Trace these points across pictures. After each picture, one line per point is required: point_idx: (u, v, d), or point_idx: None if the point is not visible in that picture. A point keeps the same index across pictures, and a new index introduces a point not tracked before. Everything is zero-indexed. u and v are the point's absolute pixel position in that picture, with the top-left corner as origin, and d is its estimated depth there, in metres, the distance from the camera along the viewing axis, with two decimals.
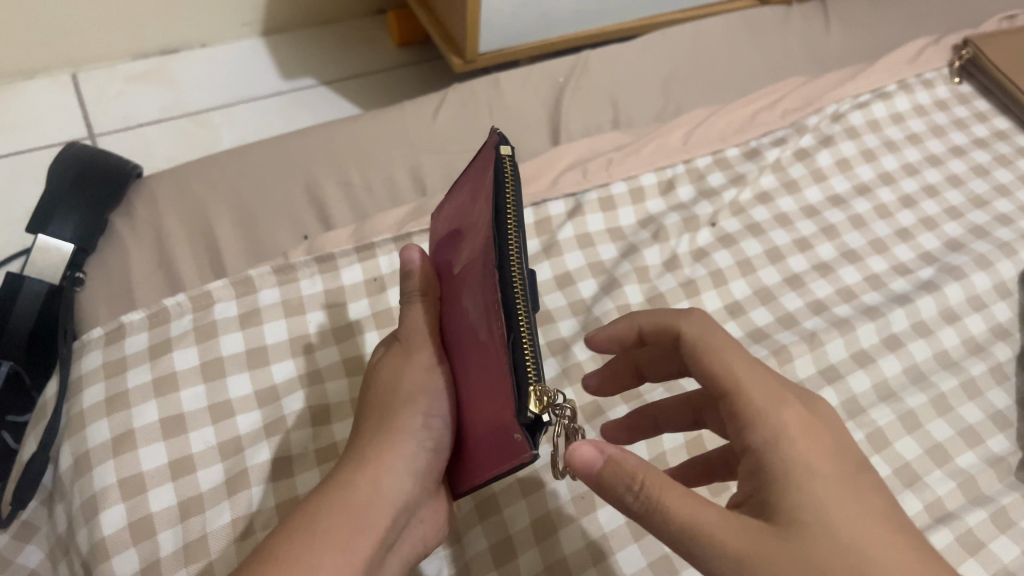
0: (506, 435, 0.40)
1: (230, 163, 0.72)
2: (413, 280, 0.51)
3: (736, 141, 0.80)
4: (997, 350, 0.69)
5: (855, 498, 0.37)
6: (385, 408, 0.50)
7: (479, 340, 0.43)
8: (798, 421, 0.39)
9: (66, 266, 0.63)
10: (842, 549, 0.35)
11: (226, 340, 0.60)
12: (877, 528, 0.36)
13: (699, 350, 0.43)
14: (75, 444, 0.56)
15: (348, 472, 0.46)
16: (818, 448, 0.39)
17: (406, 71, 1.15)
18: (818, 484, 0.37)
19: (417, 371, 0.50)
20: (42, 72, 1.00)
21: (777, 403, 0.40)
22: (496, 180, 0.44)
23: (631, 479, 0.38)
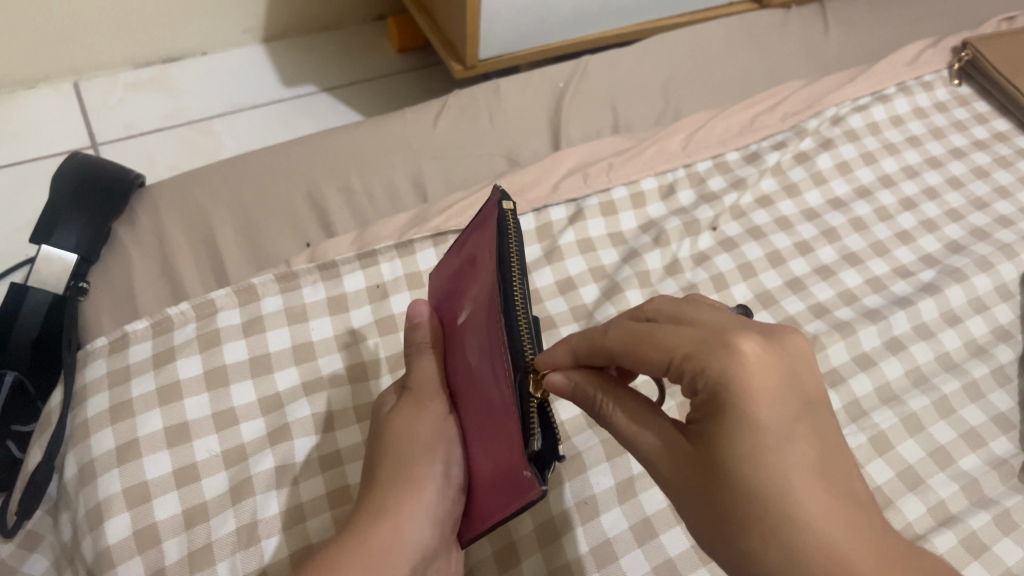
0: (515, 477, 0.43)
1: (232, 170, 0.72)
2: (421, 332, 0.53)
3: (736, 145, 0.80)
4: (999, 352, 0.69)
5: (783, 439, 0.35)
6: (402, 456, 0.50)
7: (488, 389, 0.46)
8: (739, 364, 0.36)
9: (70, 276, 0.63)
10: (752, 489, 0.34)
11: (230, 348, 0.60)
12: (797, 472, 0.34)
13: (638, 330, 0.40)
14: (80, 452, 0.56)
15: (367, 518, 0.46)
16: (758, 385, 0.35)
17: (406, 76, 1.16)
18: (741, 431, 0.35)
19: (431, 421, 0.51)
20: (43, 80, 1.01)
21: (724, 347, 0.36)
22: (498, 232, 0.45)
23: (594, 403, 0.43)
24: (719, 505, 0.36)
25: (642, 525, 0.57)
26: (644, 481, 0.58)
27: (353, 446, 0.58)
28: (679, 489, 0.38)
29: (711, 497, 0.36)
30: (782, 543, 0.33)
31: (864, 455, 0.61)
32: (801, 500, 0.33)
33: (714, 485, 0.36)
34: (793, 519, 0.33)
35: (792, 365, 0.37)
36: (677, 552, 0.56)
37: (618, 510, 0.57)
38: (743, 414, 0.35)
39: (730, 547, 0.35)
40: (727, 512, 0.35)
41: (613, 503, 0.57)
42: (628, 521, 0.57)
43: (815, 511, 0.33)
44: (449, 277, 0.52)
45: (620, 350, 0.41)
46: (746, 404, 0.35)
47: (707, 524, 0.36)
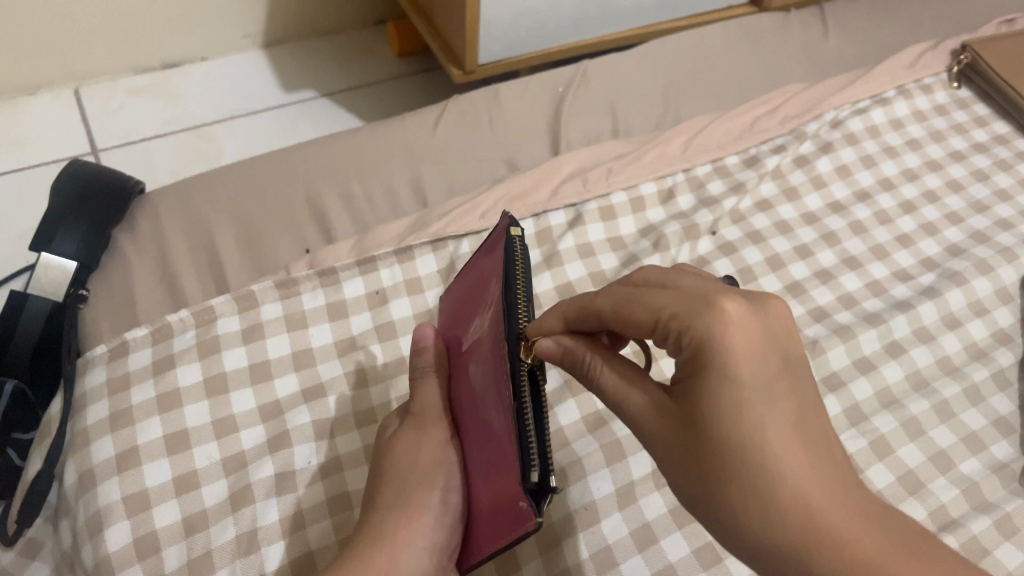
0: (509, 503, 0.43)
1: (231, 176, 0.72)
2: (426, 356, 0.53)
3: (736, 149, 0.80)
4: (999, 355, 0.69)
5: (763, 398, 0.35)
6: (402, 481, 0.50)
7: (489, 414, 0.46)
8: (722, 324, 0.36)
9: (70, 283, 0.63)
10: (730, 442, 0.35)
11: (230, 355, 0.60)
12: (774, 426, 0.35)
13: (627, 294, 0.41)
14: (80, 460, 0.56)
15: (365, 543, 0.47)
16: (739, 345, 0.36)
17: (406, 81, 1.16)
18: (722, 390, 0.35)
19: (431, 446, 0.51)
20: (44, 87, 1.01)
21: (706, 308, 0.37)
22: (506, 258, 0.47)
23: (583, 366, 0.43)
24: (699, 462, 0.36)
25: (642, 530, 0.56)
26: (644, 486, 0.58)
27: (353, 453, 0.58)
28: (662, 447, 0.38)
29: (691, 452, 0.37)
30: (758, 498, 0.34)
31: (864, 460, 0.61)
32: (779, 457, 0.34)
33: (694, 439, 0.36)
34: (769, 471, 0.34)
35: (774, 327, 0.38)
36: (677, 558, 0.55)
37: (618, 516, 0.57)
38: (724, 371, 0.36)
39: (706, 499, 0.36)
40: (705, 470, 0.36)
41: (612, 509, 0.57)
42: (628, 527, 0.56)
43: (791, 464, 0.34)
44: (456, 304, 0.54)
45: (609, 312, 0.42)
46: (727, 364, 0.36)
47: (685, 477, 0.37)
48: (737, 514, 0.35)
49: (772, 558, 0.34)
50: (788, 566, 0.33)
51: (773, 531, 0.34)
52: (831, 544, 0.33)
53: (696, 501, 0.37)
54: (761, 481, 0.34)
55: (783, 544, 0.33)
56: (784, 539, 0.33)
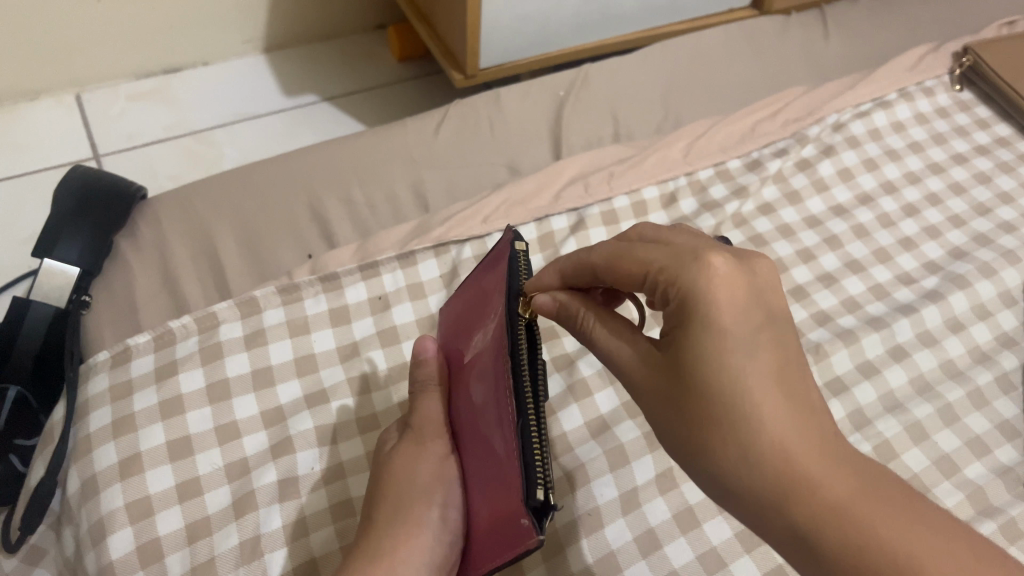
0: (509, 520, 0.42)
1: (233, 182, 0.72)
2: (427, 368, 0.53)
3: (737, 153, 0.80)
4: (1003, 358, 0.69)
5: (745, 347, 0.37)
6: (402, 496, 0.50)
7: (489, 429, 0.46)
8: (708, 277, 0.39)
9: (72, 289, 0.63)
10: (715, 389, 0.37)
11: (232, 361, 0.60)
12: (757, 375, 0.37)
13: (620, 248, 0.44)
14: (82, 467, 0.56)
15: (364, 557, 0.47)
16: (723, 299, 0.38)
17: (407, 85, 1.16)
18: (706, 339, 0.38)
19: (431, 462, 0.51)
20: (45, 92, 1.01)
21: (694, 264, 0.40)
22: (509, 273, 0.48)
23: (576, 319, 0.46)
24: (683, 409, 0.38)
25: (646, 536, 0.56)
26: (648, 491, 0.58)
27: (356, 459, 0.58)
28: (649, 394, 0.40)
29: (675, 399, 0.39)
30: (736, 440, 0.36)
31: None
32: (757, 403, 0.36)
33: (680, 386, 0.38)
34: (751, 415, 0.36)
35: (758, 284, 0.40)
36: (681, 564, 0.55)
37: (622, 521, 0.57)
38: (709, 321, 0.38)
39: (690, 444, 0.38)
40: (688, 416, 0.38)
41: (616, 514, 0.57)
42: (631, 532, 0.56)
43: (771, 408, 0.36)
44: (458, 315, 0.54)
45: (603, 265, 0.44)
46: (712, 316, 0.38)
47: (671, 424, 0.39)
48: (720, 457, 0.37)
49: (751, 499, 0.36)
50: (766, 505, 0.35)
51: (753, 472, 0.36)
52: (808, 485, 0.35)
53: (680, 447, 0.39)
54: (743, 425, 0.36)
55: (762, 484, 0.35)
56: (762, 482, 0.35)
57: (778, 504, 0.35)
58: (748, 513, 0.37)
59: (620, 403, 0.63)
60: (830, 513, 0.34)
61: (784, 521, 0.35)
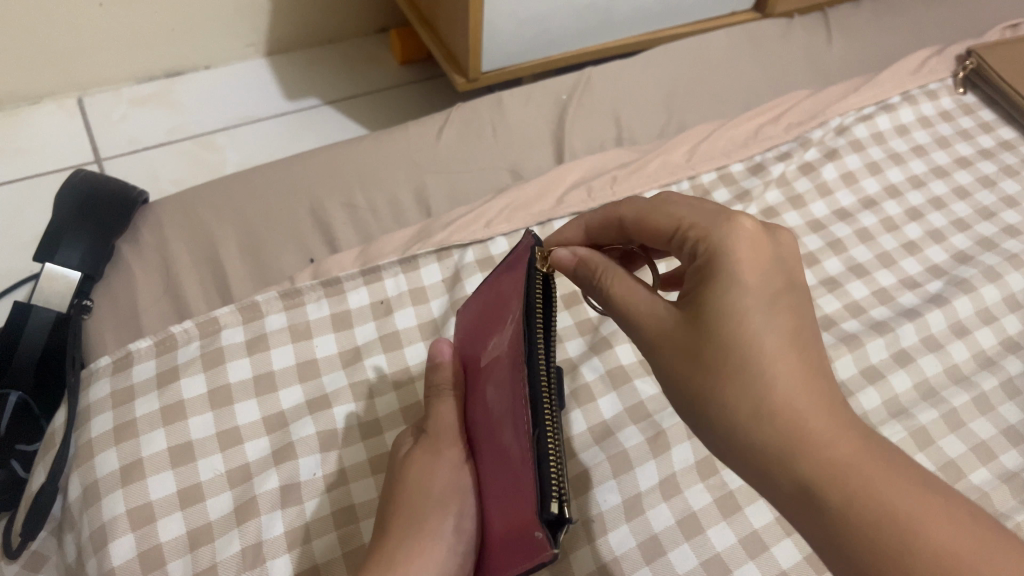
0: (525, 531, 0.42)
1: (235, 186, 0.72)
2: (442, 373, 0.54)
3: (741, 157, 0.79)
4: (1009, 363, 0.69)
5: (765, 305, 0.38)
6: (417, 504, 0.50)
7: (505, 435, 0.45)
8: (737, 236, 0.41)
9: (73, 293, 0.63)
10: (729, 342, 0.38)
11: (234, 366, 0.60)
12: (772, 333, 0.38)
13: (650, 204, 0.46)
14: (84, 473, 0.55)
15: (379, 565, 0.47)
16: (748, 259, 0.40)
17: (409, 88, 1.16)
18: (728, 292, 0.39)
19: (445, 471, 0.51)
20: (47, 96, 1.01)
21: (724, 225, 0.41)
22: (527, 276, 0.47)
23: (593, 274, 0.46)
24: (696, 358, 0.39)
25: (650, 542, 0.56)
26: (652, 497, 0.58)
27: (359, 465, 0.58)
28: (659, 346, 0.41)
29: (688, 349, 0.39)
30: (747, 388, 0.37)
31: None
32: (773, 356, 0.37)
33: (691, 340, 0.39)
34: (764, 371, 0.37)
35: (782, 254, 0.42)
36: (685, 570, 0.55)
37: (626, 527, 0.56)
38: (732, 278, 0.39)
39: (698, 399, 0.38)
40: (701, 365, 0.38)
41: (620, 520, 0.57)
42: (635, 539, 0.56)
43: (785, 367, 0.37)
44: (474, 318, 0.53)
45: (630, 217, 0.47)
46: (737, 272, 0.39)
47: (679, 376, 0.39)
48: (729, 410, 0.37)
49: (757, 453, 0.36)
50: (772, 461, 0.36)
51: (762, 426, 0.36)
52: (818, 443, 0.35)
53: (687, 401, 0.39)
54: (755, 379, 0.37)
55: (772, 438, 0.36)
56: (770, 432, 0.36)
57: (785, 460, 0.36)
58: (752, 469, 0.37)
59: (624, 409, 0.62)
60: (837, 470, 0.34)
61: (789, 476, 0.35)
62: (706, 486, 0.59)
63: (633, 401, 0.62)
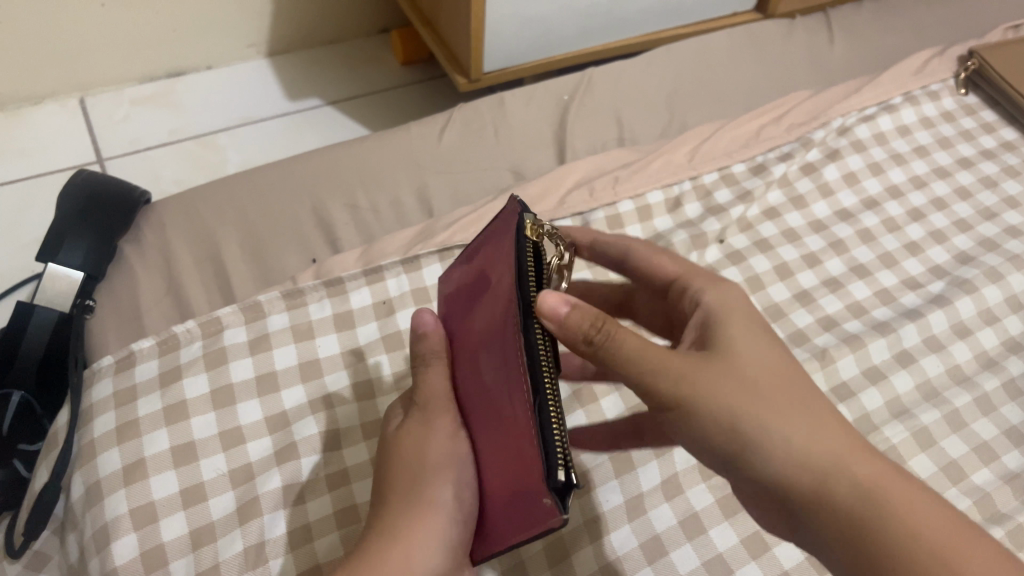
0: (530, 499, 0.40)
1: (237, 185, 0.72)
2: (426, 343, 0.50)
3: (743, 157, 0.79)
4: (1011, 364, 0.69)
5: (778, 348, 0.44)
6: (414, 480, 0.47)
7: (502, 402, 0.43)
8: (738, 288, 0.47)
9: (76, 293, 0.63)
10: (762, 372, 0.42)
11: (236, 366, 0.60)
12: (791, 367, 0.43)
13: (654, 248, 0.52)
14: (86, 473, 0.56)
15: (378, 545, 0.45)
16: (753, 310, 0.46)
17: (411, 88, 1.16)
18: (753, 335, 0.44)
19: (440, 440, 0.47)
20: (50, 97, 1.01)
21: (726, 281, 0.48)
22: (517, 243, 0.44)
23: (596, 318, 0.41)
24: (736, 386, 0.41)
25: (652, 542, 0.56)
26: (654, 497, 0.58)
27: (360, 465, 0.58)
28: (690, 378, 0.41)
29: (725, 377, 0.41)
30: (789, 415, 0.40)
31: None
32: (800, 391, 0.42)
33: (730, 366, 0.42)
34: (799, 398, 0.41)
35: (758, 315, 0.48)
36: (687, 570, 0.55)
37: (627, 527, 0.56)
38: (750, 321, 0.45)
39: (745, 419, 0.40)
40: (743, 392, 0.41)
41: (622, 520, 0.57)
42: (637, 539, 0.56)
43: (812, 394, 0.42)
44: (460, 283, 0.50)
45: (638, 248, 0.53)
46: (750, 317, 0.45)
47: (728, 397, 0.41)
48: (780, 428, 0.40)
49: (812, 467, 0.39)
50: (824, 482, 0.39)
51: (809, 442, 0.40)
52: (862, 452, 0.40)
53: (732, 424, 0.40)
54: (793, 404, 0.41)
55: (823, 451, 0.39)
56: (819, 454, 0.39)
57: (840, 469, 0.39)
58: (807, 484, 0.39)
59: (626, 409, 0.62)
60: (885, 475, 0.39)
61: (848, 483, 0.39)
62: (708, 486, 0.59)
63: (635, 402, 0.63)
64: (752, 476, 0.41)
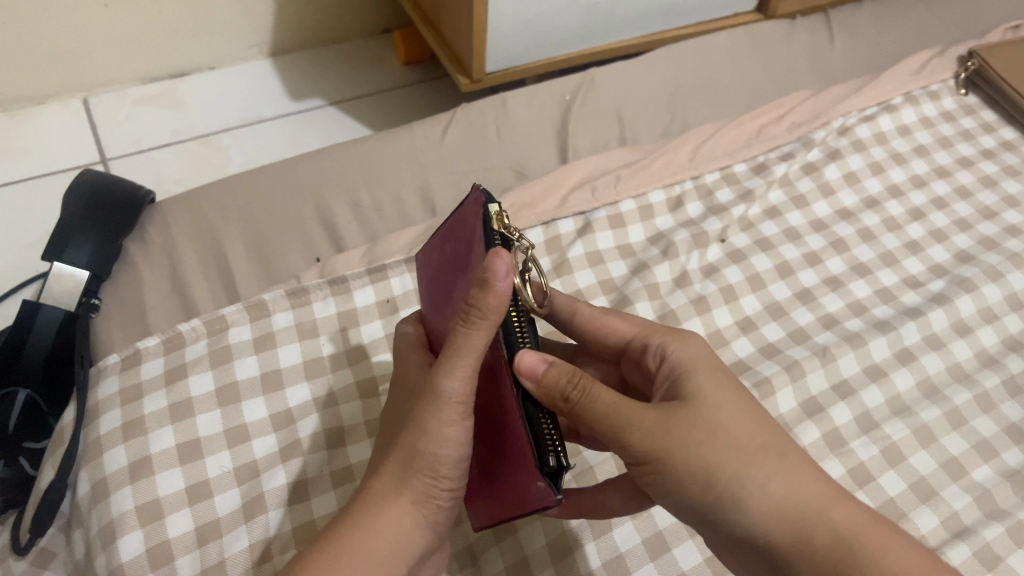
0: (524, 482, 0.41)
1: (241, 184, 0.72)
2: (486, 302, 0.39)
3: (744, 157, 0.80)
4: (1010, 362, 0.69)
5: (744, 396, 0.44)
6: (412, 450, 0.43)
7: (492, 391, 0.44)
8: (697, 342, 0.48)
9: (81, 293, 0.64)
10: (732, 421, 0.42)
11: (240, 364, 0.60)
12: (759, 417, 0.43)
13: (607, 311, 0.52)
14: (93, 470, 0.56)
15: (368, 512, 0.43)
16: (714, 362, 0.46)
17: (413, 89, 1.16)
18: (720, 388, 0.44)
19: (447, 424, 0.42)
20: (54, 97, 1.02)
21: (685, 336, 0.48)
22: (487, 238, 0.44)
23: (572, 375, 0.41)
24: (709, 438, 0.41)
25: (654, 539, 0.56)
26: None
27: (365, 462, 0.58)
28: (666, 434, 0.42)
29: (698, 430, 0.42)
30: (761, 463, 0.41)
31: (875, 467, 0.61)
32: (769, 437, 0.42)
33: (701, 417, 0.42)
34: (771, 445, 0.42)
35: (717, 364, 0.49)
36: (689, 567, 0.55)
37: (630, 524, 0.57)
38: (713, 372, 0.45)
39: (718, 469, 0.41)
40: (716, 444, 0.41)
41: (624, 517, 0.57)
42: (639, 535, 0.56)
43: (784, 441, 0.43)
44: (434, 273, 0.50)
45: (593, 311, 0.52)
46: (713, 369, 0.45)
47: (704, 450, 0.41)
48: (753, 477, 0.40)
49: (789, 514, 0.40)
50: (805, 524, 0.39)
51: (787, 491, 0.40)
52: (834, 498, 0.40)
53: (706, 475, 0.41)
54: (764, 452, 0.41)
55: (797, 498, 0.40)
56: (795, 498, 0.40)
57: (814, 515, 0.40)
58: (783, 533, 0.40)
59: None
60: (860, 520, 0.39)
61: (825, 528, 0.39)
62: None
63: None
64: (731, 530, 0.41)
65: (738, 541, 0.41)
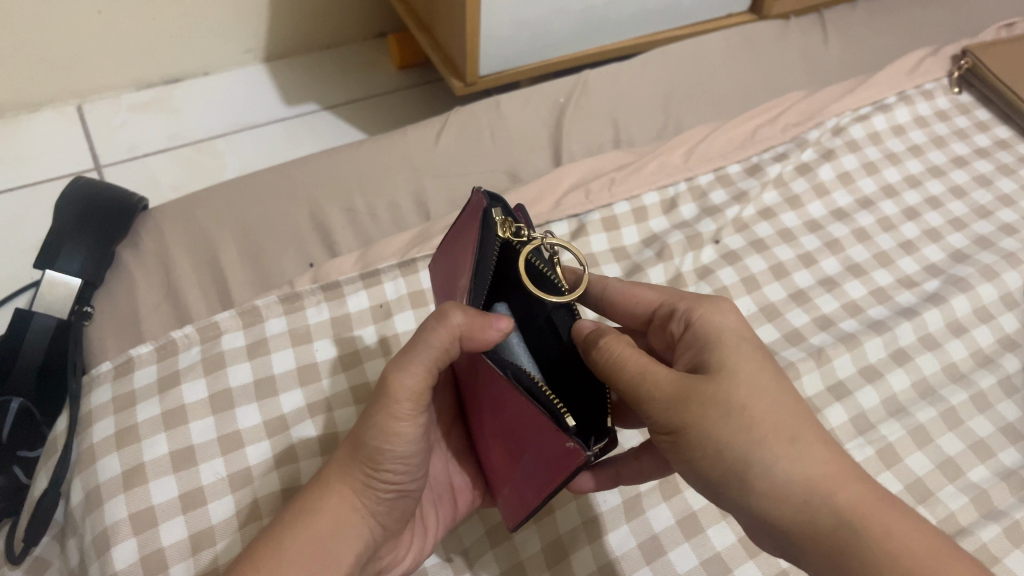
0: (554, 452, 0.41)
1: (234, 190, 0.72)
2: (464, 333, 0.41)
3: (737, 158, 0.80)
4: (1006, 361, 0.69)
5: (767, 370, 0.43)
6: (359, 439, 0.44)
7: (487, 389, 0.45)
8: (727, 312, 0.46)
9: (74, 300, 0.63)
10: (752, 398, 0.41)
11: (235, 371, 0.60)
12: (781, 394, 0.42)
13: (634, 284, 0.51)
14: (86, 478, 0.56)
15: (313, 498, 0.45)
16: (743, 333, 0.45)
17: (408, 92, 1.16)
18: (743, 361, 0.43)
19: (402, 420, 0.43)
20: (47, 104, 1.02)
21: (717, 303, 0.46)
22: (483, 239, 0.44)
23: (599, 338, 0.44)
24: (726, 415, 0.41)
25: (651, 542, 0.56)
26: (652, 497, 0.58)
27: None
28: (684, 408, 0.42)
29: (714, 404, 0.41)
30: (774, 441, 0.40)
31: (871, 468, 0.61)
32: (787, 415, 0.41)
33: (720, 393, 0.41)
34: (786, 424, 0.41)
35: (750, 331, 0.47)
36: (685, 570, 0.55)
37: (626, 527, 0.57)
38: (739, 345, 0.44)
39: (730, 447, 0.41)
40: (732, 420, 0.41)
41: (620, 521, 0.57)
42: (636, 539, 0.56)
43: (802, 420, 0.42)
44: (443, 268, 0.50)
45: (622, 286, 0.51)
46: (739, 341, 0.44)
47: (719, 427, 0.41)
48: (764, 457, 0.40)
49: (794, 495, 0.40)
50: (810, 507, 0.39)
51: (794, 471, 0.40)
52: (845, 479, 0.40)
53: (717, 451, 0.41)
54: (780, 430, 0.41)
55: (806, 479, 0.40)
56: (802, 479, 0.40)
57: (819, 497, 0.39)
58: (787, 510, 0.40)
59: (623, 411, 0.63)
60: (870, 504, 0.39)
61: (829, 510, 0.39)
62: None
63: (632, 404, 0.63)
64: (736, 503, 0.41)
65: (744, 514, 0.41)
